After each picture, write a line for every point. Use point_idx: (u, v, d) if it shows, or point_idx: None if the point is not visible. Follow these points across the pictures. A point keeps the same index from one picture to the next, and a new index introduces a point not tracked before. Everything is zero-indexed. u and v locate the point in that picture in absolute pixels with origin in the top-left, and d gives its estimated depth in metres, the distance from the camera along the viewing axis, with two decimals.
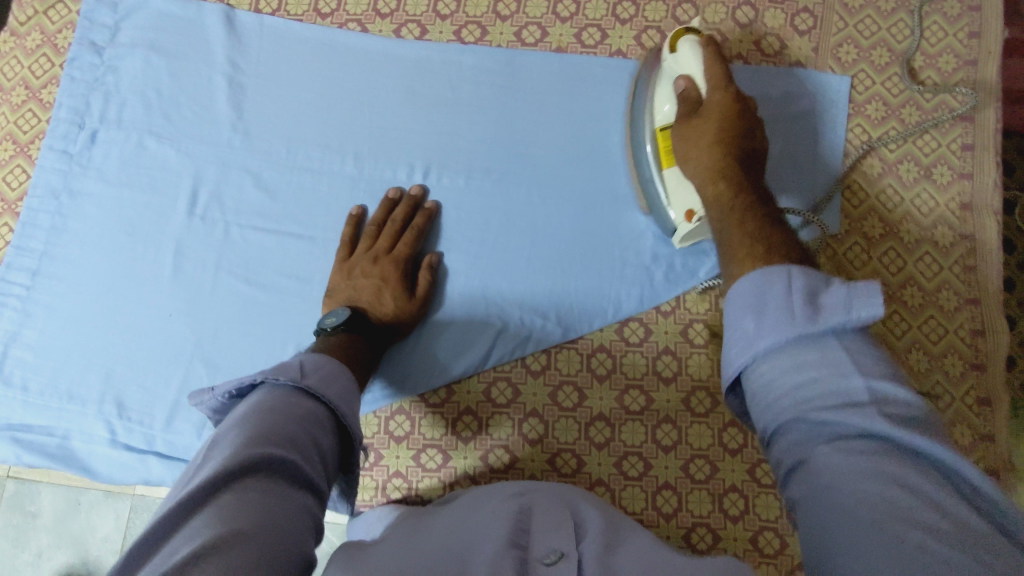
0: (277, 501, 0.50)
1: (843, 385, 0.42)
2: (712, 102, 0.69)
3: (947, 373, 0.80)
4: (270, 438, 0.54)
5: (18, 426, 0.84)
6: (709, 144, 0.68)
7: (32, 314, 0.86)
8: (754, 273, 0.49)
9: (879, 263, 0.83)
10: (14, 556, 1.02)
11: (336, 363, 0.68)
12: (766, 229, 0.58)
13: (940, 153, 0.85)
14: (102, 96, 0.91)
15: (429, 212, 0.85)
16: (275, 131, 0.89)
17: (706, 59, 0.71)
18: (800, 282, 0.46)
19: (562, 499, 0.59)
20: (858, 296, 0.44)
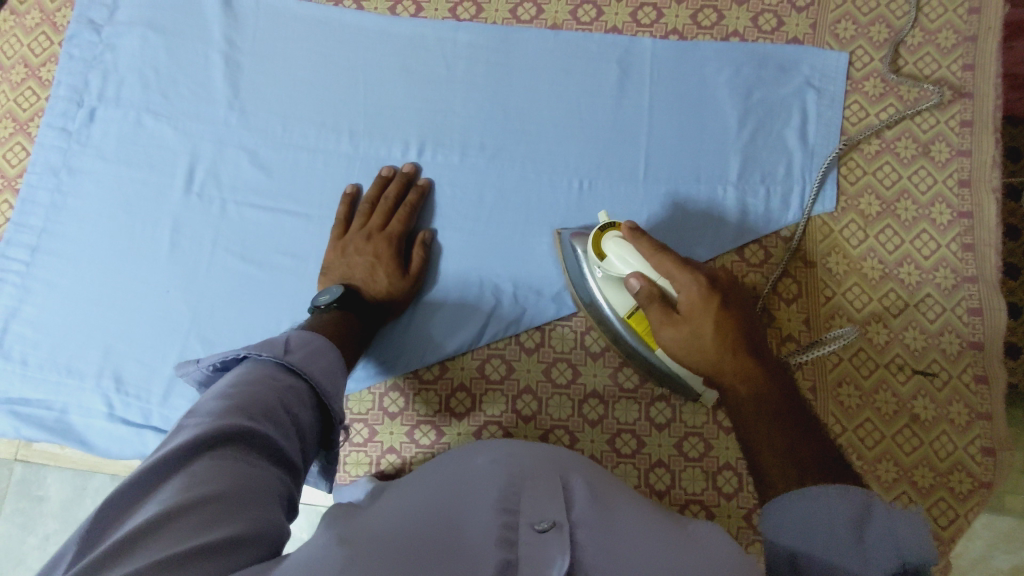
0: (254, 468, 0.51)
1: None
2: (686, 305, 0.65)
3: (944, 351, 0.79)
4: (249, 409, 0.55)
5: (17, 400, 0.84)
6: (707, 343, 0.64)
7: (32, 290, 0.87)
8: (793, 494, 0.50)
9: (875, 241, 0.83)
10: (22, 537, 1.03)
11: (324, 339, 0.68)
12: (798, 438, 0.56)
13: (938, 130, 0.85)
14: (100, 74, 0.92)
15: (422, 189, 0.85)
16: (271, 109, 0.90)
17: (651, 253, 0.68)
18: (839, 503, 0.48)
19: (552, 459, 0.58)
20: (902, 524, 0.45)
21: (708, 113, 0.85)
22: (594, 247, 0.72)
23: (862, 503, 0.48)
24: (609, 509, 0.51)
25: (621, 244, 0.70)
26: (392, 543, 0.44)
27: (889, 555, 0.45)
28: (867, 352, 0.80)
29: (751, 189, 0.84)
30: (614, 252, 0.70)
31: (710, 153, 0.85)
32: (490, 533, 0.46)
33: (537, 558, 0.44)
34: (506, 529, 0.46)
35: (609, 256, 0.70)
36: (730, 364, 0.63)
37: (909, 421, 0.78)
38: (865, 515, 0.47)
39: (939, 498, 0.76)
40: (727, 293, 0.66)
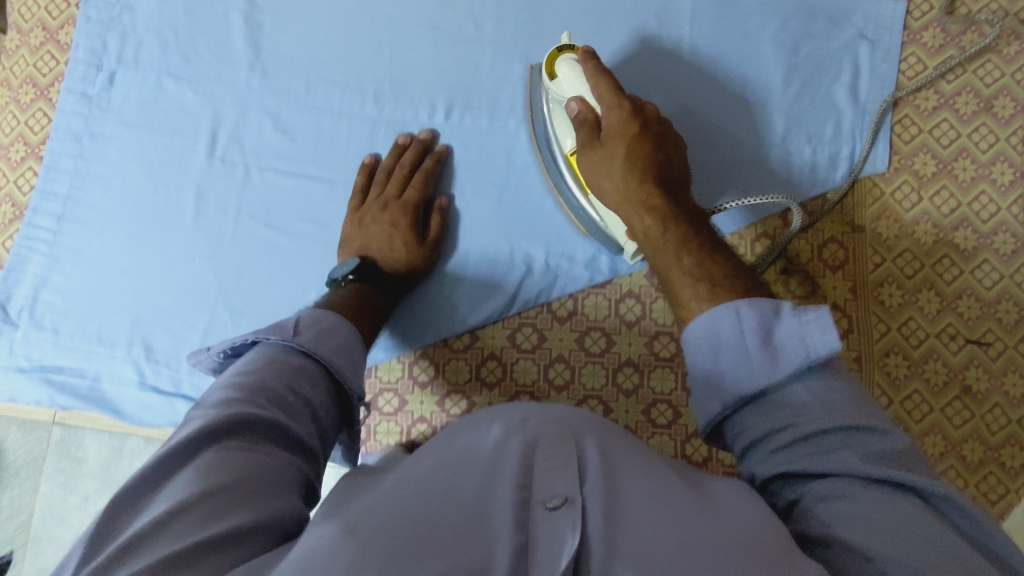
0: (264, 456, 0.50)
1: (815, 417, 0.47)
2: (613, 131, 0.68)
3: (1000, 321, 0.75)
4: (255, 398, 0.54)
5: (50, 368, 0.85)
6: (618, 169, 0.67)
7: (60, 258, 0.87)
8: (705, 313, 0.54)
9: (929, 203, 0.78)
10: (64, 498, 1.06)
11: (339, 317, 0.67)
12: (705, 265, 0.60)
13: (1003, 83, 0.79)
14: (119, 37, 0.89)
15: (439, 155, 0.82)
16: (294, 70, 0.87)
17: (591, 74, 0.69)
18: (752, 315, 0.51)
19: (571, 420, 0.54)
20: (808, 324, 0.49)
21: (752, 70, 0.80)
22: (551, 66, 0.73)
23: (772, 313, 0.51)
24: (624, 474, 0.49)
25: (574, 65, 0.70)
26: (394, 531, 0.43)
27: (797, 351, 0.49)
28: (918, 320, 0.76)
29: (797, 150, 0.79)
30: (565, 72, 0.71)
31: (753, 112, 0.80)
32: (505, 517, 0.44)
33: (549, 538, 0.42)
34: (519, 508, 0.45)
35: (561, 76, 0.71)
36: (642, 193, 0.65)
37: (960, 392, 0.75)
38: (774, 317, 0.51)
39: (990, 472, 0.73)
40: (656, 132, 0.69)
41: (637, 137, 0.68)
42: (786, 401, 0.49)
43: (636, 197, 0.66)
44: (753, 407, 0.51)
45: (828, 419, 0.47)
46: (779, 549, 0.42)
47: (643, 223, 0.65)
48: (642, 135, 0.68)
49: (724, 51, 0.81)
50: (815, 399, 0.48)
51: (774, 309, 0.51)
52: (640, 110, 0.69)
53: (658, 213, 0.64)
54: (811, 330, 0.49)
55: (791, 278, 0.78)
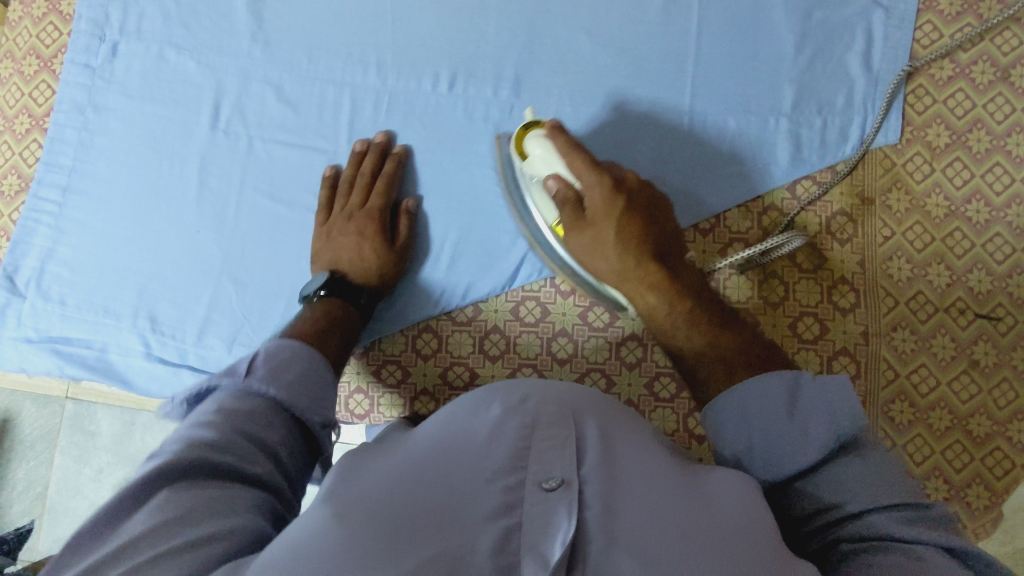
0: (212, 497, 0.46)
1: (865, 489, 0.48)
2: (595, 207, 0.68)
3: (1011, 296, 0.74)
4: (204, 445, 0.49)
5: (58, 338, 0.85)
6: (612, 249, 0.67)
7: (65, 230, 0.87)
8: (733, 389, 0.57)
9: (941, 175, 0.76)
10: (78, 471, 1.07)
11: (298, 345, 0.63)
12: (715, 330, 0.64)
13: (1021, 52, 0.76)
14: (120, 7, 0.89)
15: (399, 156, 0.82)
16: (296, 41, 0.86)
17: (565, 150, 0.68)
18: (775, 387, 0.55)
19: (571, 399, 0.55)
20: (826, 392, 0.52)
21: (762, 38, 0.79)
22: (520, 145, 0.73)
23: (791, 385, 0.54)
24: (621, 456, 0.50)
25: (543, 142, 0.70)
26: (387, 512, 0.44)
27: (823, 421, 0.51)
28: (927, 295, 0.75)
29: (807, 121, 0.78)
30: (535, 148, 0.70)
31: (762, 83, 0.78)
32: (498, 497, 0.45)
33: (542, 517, 0.44)
34: (514, 489, 0.46)
35: (532, 155, 0.71)
36: (645, 271, 0.67)
37: (968, 366, 0.74)
38: (797, 390, 0.54)
39: (995, 448, 0.73)
40: (638, 199, 0.69)
41: (626, 210, 0.67)
42: (832, 473, 0.50)
43: (642, 279, 0.67)
44: (799, 486, 0.51)
45: (871, 494, 0.47)
46: (768, 545, 0.44)
47: (650, 304, 0.67)
48: (628, 206, 0.68)
49: (733, 20, 0.79)
50: (862, 471, 0.49)
51: (793, 380, 0.55)
52: (618, 180, 0.69)
53: (660, 292, 0.66)
54: (832, 397, 0.52)
55: (798, 251, 0.77)
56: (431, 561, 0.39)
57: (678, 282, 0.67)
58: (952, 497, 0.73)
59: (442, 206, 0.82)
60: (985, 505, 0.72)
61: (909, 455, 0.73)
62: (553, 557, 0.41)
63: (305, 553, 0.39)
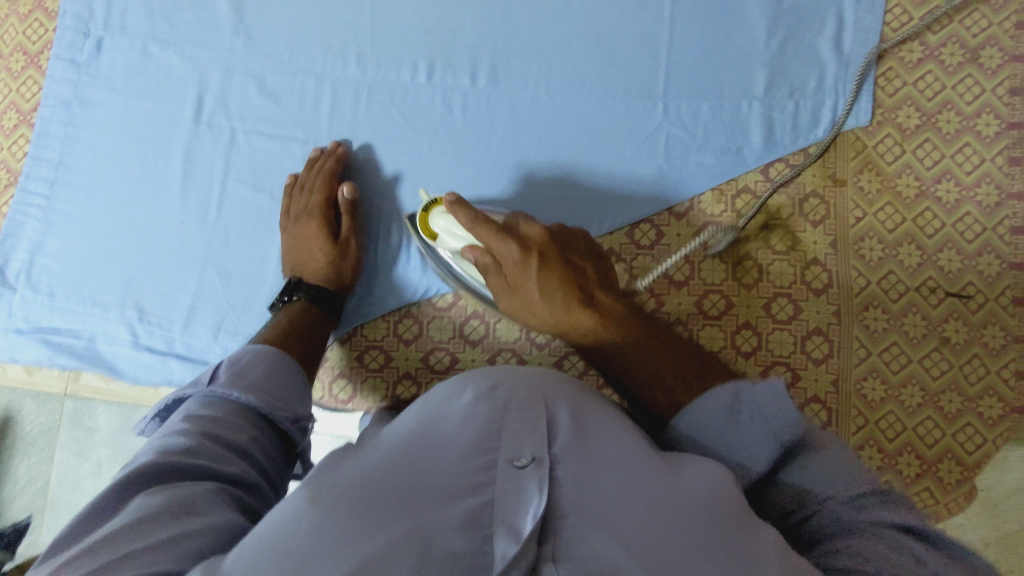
0: (180, 496, 0.47)
1: (833, 484, 0.48)
2: (512, 273, 0.70)
3: (981, 274, 0.75)
4: (176, 448, 0.51)
5: (48, 329, 0.87)
6: (540, 306, 0.69)
7: (54, 223, 0.89)
8: (684, 412, 0.55)
9: (912, 156, 0.77)
10: (78, 466, 1.09)
11: (259, 351, 0.66)
12: (652, 345, 0.64)
13: (990, 33, 0.77)
14: (104, 3, 0.90)
15: (337, 155, 0.83)
16: (277, 33, 0.87)
17: (469, 225, 0.70)
18: (720, 401, 0.54)
19: (543, 383, 0.57)
20: (767, 397, 0.52)
21: (734, 24, 0.80)
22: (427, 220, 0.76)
23: (733, 393, 0.54)
24: (594, 436, 0.51)
25: (447, 217, 0.73)
26: (359, 491, 0.44)
27: (767, 432, 0.51)
28: (897, 274, 0.76)
29: (779, 105, 0.79)
30: (442, 226, 0.73)
31: (734, 68, 0.79)
32: (468, 475, 0.46)
33: (513, 494, 0.44)
34: (486, 467, 0.47)
35: (439, 228, 0.74)
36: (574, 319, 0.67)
37: (939, 343, 0.75)
38: (740, 400, 0.53)
39: (967, 423, 0.74)
40: (556, 249, 0.70)
41: (549, 263, 0.69)
42: (800, 473, 0.50)
43: (571, 318, 0.67)
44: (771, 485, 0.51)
45: (840, 489, 0.48)
46: (733, 523, 0.44)
47: (581, 333, 0.68)
48: (545, 259, 0.69)
49: (706, 6, 0.80)
50: (826, 467, 0.49)
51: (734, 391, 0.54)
52: (530, 236, 0.70)
53: (587, 324, 0.67)
54: (770, 406, 0.51)
55: (770, 233, 0.79)
56: (402, 535, 0.40)
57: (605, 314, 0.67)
58: (924, 473, 0.74)
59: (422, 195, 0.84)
60: (956, 479, 0.74)
61: (882, 432, 0.75)
62: (524, 529, 0.41)
63: (280, 542, 0.41)
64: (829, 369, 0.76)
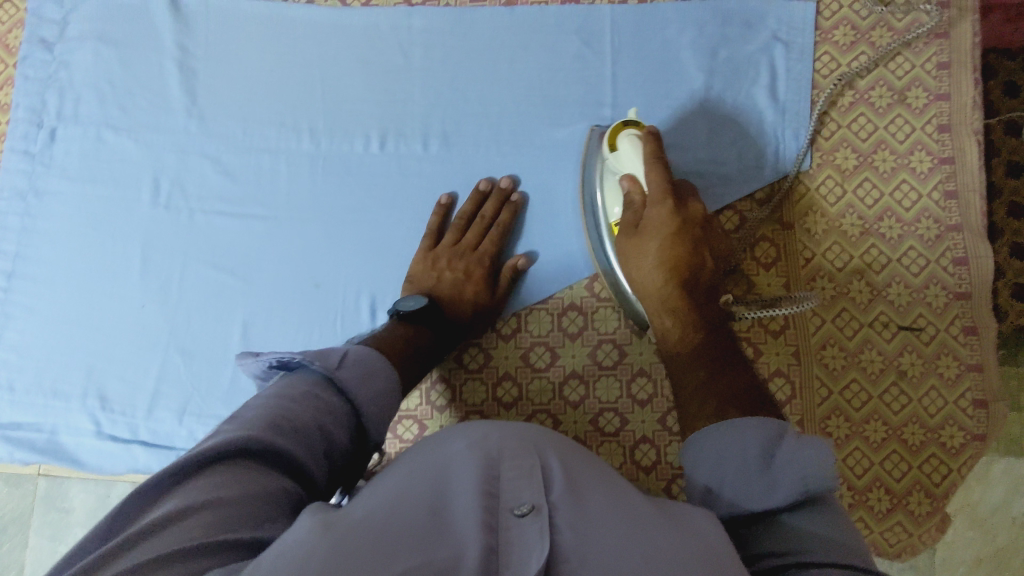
0: (254, 485, 0.52)
1: (819, 547, 0.49)
2: (652, 216, 0.71)
3: (930, 305, 0.77)
4: (283, 426, 0.57)
5: (8, 425, 0.86)
6: (649, 264, 0.71)
7: (12, 315, 0.88)
8: (716, 424, 0.59)
9: (853, 195, 0.80)
10: (51, 551, 1.04)
11: (382, 360, 0.70)
12: (697, 362, 0.66)
13: (914, 74, 0.81)
14: (57, 93, 0.91)
15: (516, 206, 0.82)
16: (230, 113, 0.88)
17: (650, 158, 0.71)
18: (754, 434, 0.56)
19: (531, 432, 0.58)
20: (805, 449, 0.53)
21: (674, 79, 0.83)
22: (611, 138, 0.74)
23: (777, 430, 0.56)
24: (586, 487, 0.52)
25: (635, 142, 0.72)
26: (365, 535, 0.45)
27: (790, 479, 0.53)
28: (851, 311, 0.78)
29: (722, 154, 0.81)
30: (625, 148, 0.72)
31: (677, 121, 0.82)
32: (473, 521, 0.47)
33: (518, 543, 0.46)
34: (488, 512, 0.48)
35: (621, 150, 0.73)
36: (666, 290, 0.70)
37: (897, 377, 0.76)
38: (777, 442, 0.55)
39: (931, 454, 0.75)
40: (699, 231, 0.71)
41: (679, 230, 0.70)
42: (792, 526, 0.52)
43: (657, 292, 0.70)
44: (758, 529, 0.54)
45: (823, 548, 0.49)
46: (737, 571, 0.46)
47: (656, 308, 0.71)
48: (683, 231, 0.70)
49: (644, 64, 0.83)
50: (818, 529, 0.51)
51: (778, 433, 0.56)
52: (683, 202, 0.72)
53: (681, 302, 0.69)
54: (803, 457, 0.53)
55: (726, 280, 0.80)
56: None
57: (688, 300, 0.69)
58: (896, 506, 0.75)
59: (382, 263, 0.84)
60: (927, 511, 0.74)
61: (851, 469, 0.75)
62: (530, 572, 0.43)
63: (295, 562, 0.42)
64: (794, 409, 0.77)
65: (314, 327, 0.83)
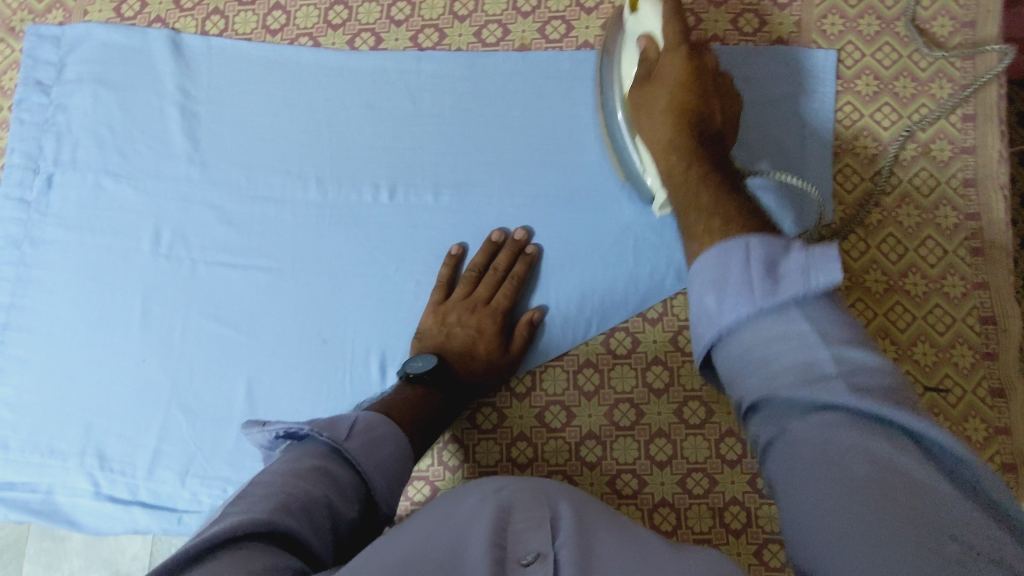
0: (268, 563, 0.47)
1: (814, 364, 0.43)
2: (665, 63, 0.67)
3: (957, 365, 0.75)
4: (290, 505, 0.53)
5: (3, 485, 0.83)
6: (659, 105, 0.66)
7: (7, 369, 0.85)
8: (713, 247, 0.49)
9: (877, 251, 0.78)
10: None
11: (391, 427, 0.67)
12: (700, 187, 0.58)
13: (939, 126, 0.79)
14: (54, 138, 0.88)
15: (530, 259, 0.79)
16: (234, 160, 0.86)
17: (668, 14, 0.68)
18: (756, 251, 0.46)
19: (551, 489, 0.58)
20: (816, 261, 0.45)
21: None
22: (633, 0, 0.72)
23: (780, 246, 0.46)
24: (594, 535, 0.50)
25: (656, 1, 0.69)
26: None
27: (798, 293, 0.45)
28: None
29: None
30: (646, 8, 0.70)
31: None
32: (481, 567, 0.45)
33: None
34: (495, 561, 0.46)
35: (642, 11, 0.70)
36: (675, 131, 0.64)
37: None
38: (781, 254, 0.46)
39: None
40: (711, 79, 0.67)
41: (693, 75, 0.66)
42: (788, 340, 0.45)
43: (665, 132, 0.65)
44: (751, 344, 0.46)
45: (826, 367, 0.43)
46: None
47: (664, 148, 0.65)
48: (696, 78, 0.66)
49: None
50: (818, 341, 0.44)
51: (783, 243, 0.47)
52: (698, 52, 0.68)
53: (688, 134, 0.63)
54: (813, 271, 0.45)
55: None
56: None
57: (698, 139, 0.63)
58: None
59: (391, 317, 0.82)
60: None
61: None
62: None
63: None
64: None
65: (320, 384, 0.80)
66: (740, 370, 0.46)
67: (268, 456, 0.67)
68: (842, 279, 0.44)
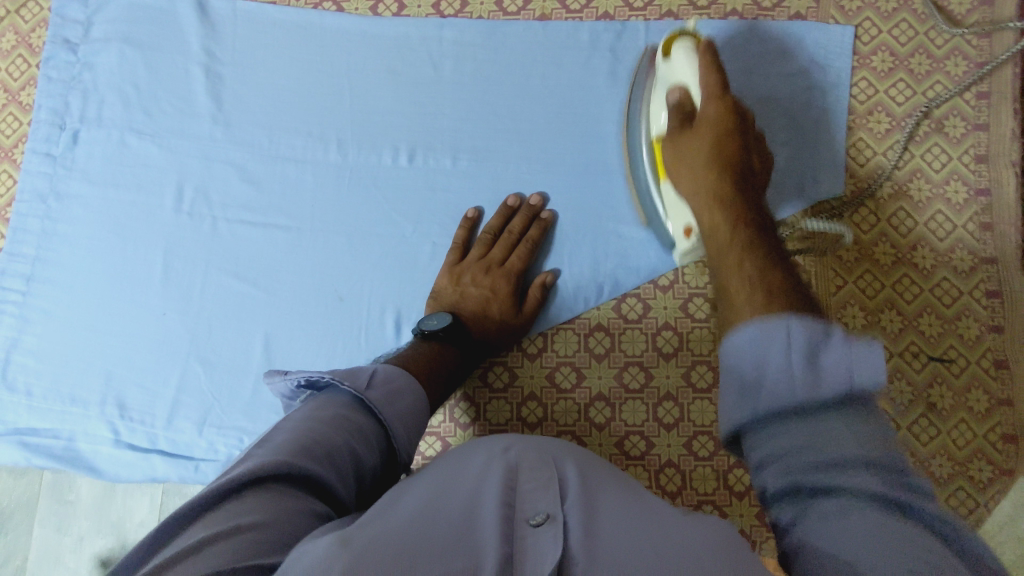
0: (283, 510, 0.49)
1: (846, 453, 0.38)
2: (706, 113, 0.64)
3: (962, 337, 0.76)
4: (313, 450, 0.55)
5: (25, 430, 0.85)
6: (699, 153, 0.63)
7: (30, 318, 0.87)
8: (751, 323, 0.43)
9: (887, 224, 0.79)
10: (58, 542, 0.93)
11: (408, 379, 0.68)
12: (744, 253, 0.51)
13: (953, 103, 0.80)
14: (80, 95, 0.90)
15: (545, 223, 0.81)
16: (256, 121, 0.87)
17: (703, 64, 0.66)
18: (799, 332, 0.40)
19: (557, 450, 0.58)
20: (861, 353, 0.39)
21: None
22: (667, 46, 0.72)
23: (822, 329, 0.40)
24: (599, 494, 0.52)
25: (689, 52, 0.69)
26: (386, 548, 0.43)
27: (837, 382, 0.39)
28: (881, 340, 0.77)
29: None
30: (679, 56, 0.70)
31: None
32: (491, 529, 0.46)
33: (529, 548, 0.44)
34: (505, 521, 0.47)
35: (674, 59, 0.70)
36: (714, 185, 0.60)
37: (925, 409, 0.76)
38: (823, 338, 0.40)
39: (958, 487, 0.74)
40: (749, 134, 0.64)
41: (733, 129, 0.63)
42: (818, 426, 0.39)
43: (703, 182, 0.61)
44: (778, 427, 0.40)
45: (855, 454, 0.37)
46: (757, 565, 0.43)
47: (703, 202, 0.60)
48: (734, 130, 0.63)
49: None
50: (852, 426, 0.38)
51: (825, 328, 0.41)
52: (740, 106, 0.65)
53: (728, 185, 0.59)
54: (856, 362, 0.39)
55: None
56: None
57: (739, 193, 0.58)
58: None
59: (407, 278, 0.83)
60: None
61: None
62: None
63: None
64: None
65: (336, 341, 0.82)
66: (762, 451, 0.40)
67: (289, 406, 0.69)
68: (886, 382, 0.39)
